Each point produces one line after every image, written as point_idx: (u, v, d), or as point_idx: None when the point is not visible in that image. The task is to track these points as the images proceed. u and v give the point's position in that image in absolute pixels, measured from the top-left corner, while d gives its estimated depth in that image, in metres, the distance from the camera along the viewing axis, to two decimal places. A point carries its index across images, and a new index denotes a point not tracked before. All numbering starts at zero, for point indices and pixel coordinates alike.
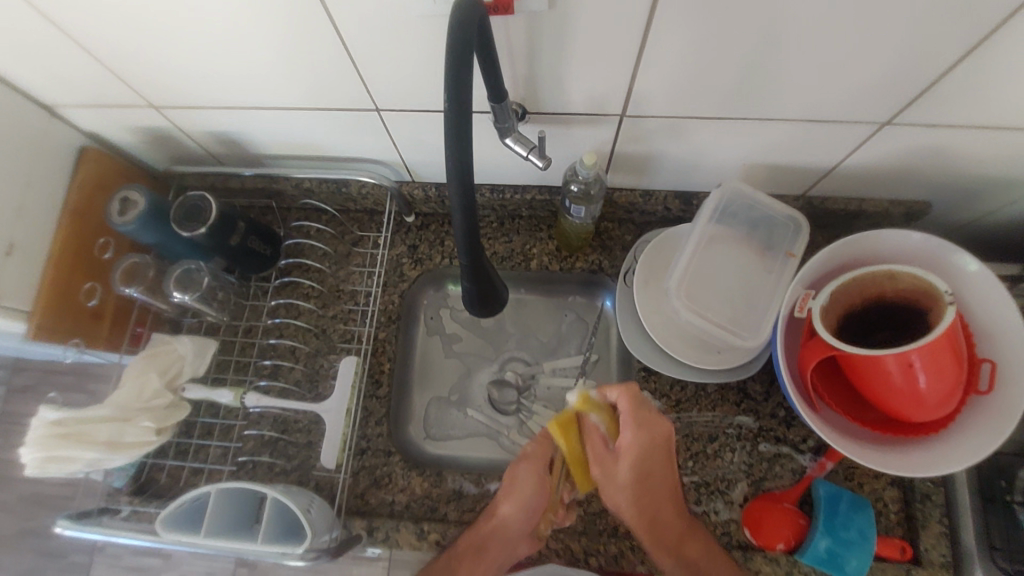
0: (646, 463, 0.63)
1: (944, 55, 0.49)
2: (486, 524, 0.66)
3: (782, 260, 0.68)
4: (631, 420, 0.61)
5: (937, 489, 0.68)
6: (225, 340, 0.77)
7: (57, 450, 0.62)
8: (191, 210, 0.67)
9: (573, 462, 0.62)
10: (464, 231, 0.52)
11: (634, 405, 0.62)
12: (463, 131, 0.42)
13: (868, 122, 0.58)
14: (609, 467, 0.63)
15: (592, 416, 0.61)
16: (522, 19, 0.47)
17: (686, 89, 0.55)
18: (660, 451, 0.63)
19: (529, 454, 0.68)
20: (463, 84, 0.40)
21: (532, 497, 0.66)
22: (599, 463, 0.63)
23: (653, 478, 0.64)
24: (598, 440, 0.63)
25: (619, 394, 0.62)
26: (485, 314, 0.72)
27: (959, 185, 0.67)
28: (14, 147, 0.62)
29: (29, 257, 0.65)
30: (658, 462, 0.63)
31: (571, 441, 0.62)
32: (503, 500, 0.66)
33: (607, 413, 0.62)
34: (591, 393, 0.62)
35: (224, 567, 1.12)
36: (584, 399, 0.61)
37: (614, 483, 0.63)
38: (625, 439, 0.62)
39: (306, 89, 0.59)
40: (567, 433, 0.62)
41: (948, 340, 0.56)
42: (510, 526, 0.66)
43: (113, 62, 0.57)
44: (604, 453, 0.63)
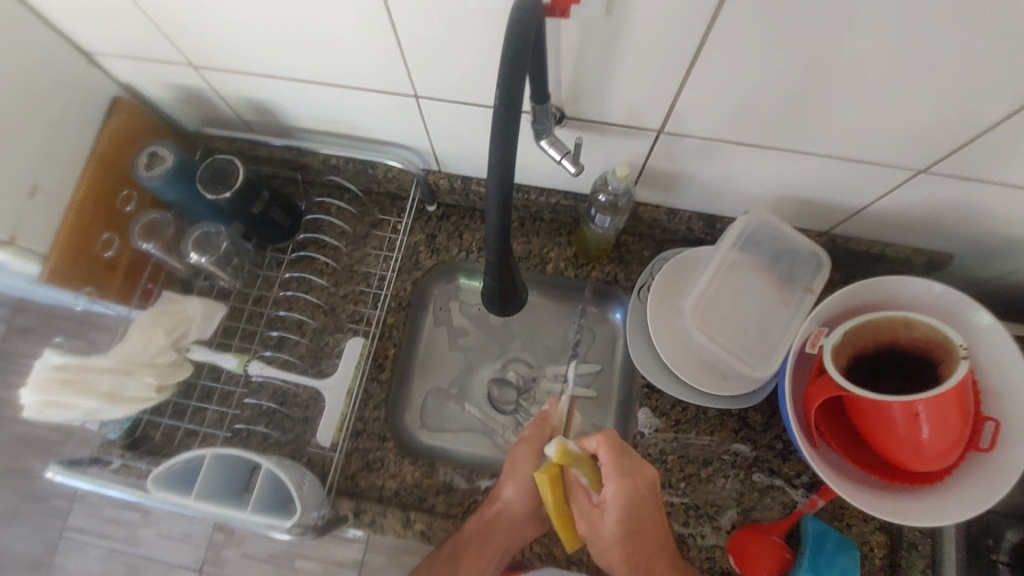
0: (633, 515, 0.62)
1: (991, 111, 0.49)
2: (490, 506, 0.68)
3: (799, 294, 0.67)
4: (614, 471, 0.61)
5: (924, 539, 0.67)
6: (235, 306, 0.77)
7: (57, 395, 0.62)
8: (217, 172, 0.67)
9: (557, 516, 0.61)
10: (495, 230, 0.53)
11: (615, 452, 0.62)
12: (508, 128, 0.42)
13: (904, 167, 0.58)
14: (594, 522, 0.63)
15: (572, 468, 0.62)
16: (577, 23, 0.47)
17: (728, 112, 0.55)
18: (646, 501, 0.62)
19: (528, 436, 0.70)
20: (515, 84, 0.40)
21: (533, 479, 0.67)
22: (581, 519, 0.63)
23: (644, 537, 0.63)
24: (582, 487, 0.63)
25: (598, 443, 0.62)
26: (498, 312, 0.72)
27: (984, 242, 0.67)
28: (49, 89, 0.62)
29: (51, 200, 0.64)
30: (646, 511, 0.62)
31: (557, 495, 0.62)
32: (505, 483, 0.68)
33: (588, 464, 0.62)
34: (569, 444, 0.62)
35: (202, 530, 1.12)
36: (562, 451, 0.61)
37: (601, 541, 0.63)
38: (609, 495, 0.61)
39: (345, 66, 0.59)
40: (551, 487, 0.61)
41: (958, 395, 0.55)
42: (512, 506, 0.68)
43: (159, 16, 0.56)
44: (587, 510, 0.63)
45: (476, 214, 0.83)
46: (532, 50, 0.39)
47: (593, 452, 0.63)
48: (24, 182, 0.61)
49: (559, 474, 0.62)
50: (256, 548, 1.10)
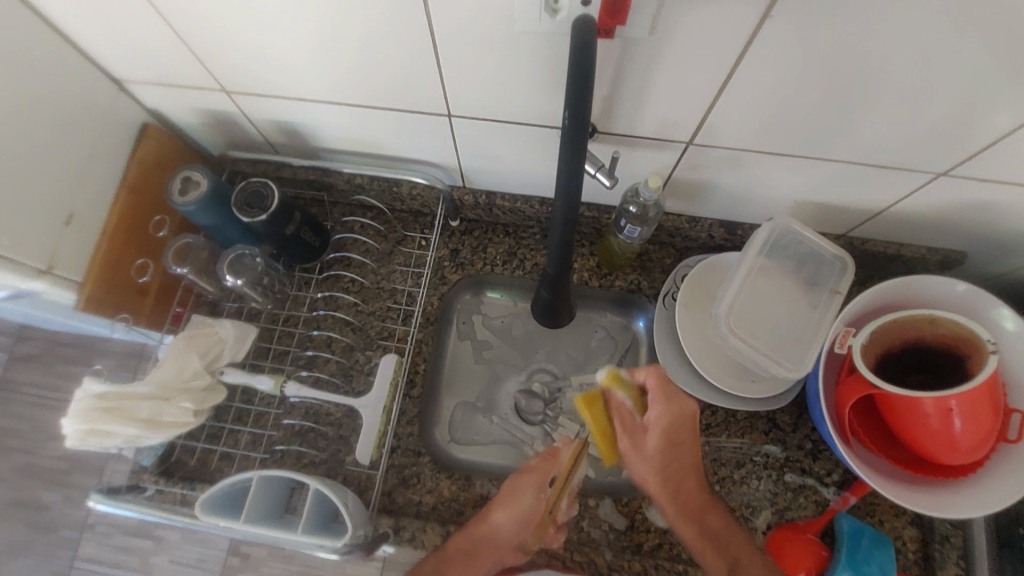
0: (673, 433, 0.65)
1: (1011, 119, 0.51)
2: (482, 527, 0.65)
3: (825, 296, 0.69)
4: (659, 394, 0.65)
5: (955, 530, 0.69)
6: (265, 327, 0.77)
7: (98, 424, 0.62)
8: (252, 196, 0.67)
9: (599, 433, 0.64)
10: (558, 243, 0.57)
11: (662, 377, 0.65)
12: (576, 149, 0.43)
13: (924, 171, 0.60)
14: (636, 438, 0.66)
15: (619, 392, 0.64)
16: (618, 43, 0.48)
17: (757, 124, 0.56)
18: (688, 423, 0.66)
19: (533, 467, 0.68)
20: (580, 108, 0.41)
21: (529, 511, 0.65)
22: (623, 433, 0.65)
23: (681, 460, 0.66)
24: (626, 411, 0.65)
25: (648, 375, 0.65)
26: (541, 319, 0.77)
27: (995, 239, 0.70)
28: (81, 117, 0.62)
29: (85, 227, 0.64)
30: (684, 438, 0.65)
31: (597, 413, 0.64)
32: (499, 511, 0.65)
33: (634, 389, 0.65)
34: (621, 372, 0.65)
35: (217, 554, 1.11)
36: (613, 376, 0.63)
37: (641, 454, 0.65)
38: (654, 414, 0.65)
39: (379, 90, 0.60)
40: (591, 406, 0.64)
41: (988, 388, 0.57)
42: (502, 534, 0.65)
43: (196, 45, 0.57)
44: (631, 427, 0.66)
45: (499, 227, 0.85)
46: (594, 72, 0.40)
47: (642, 383, 0.65)
48: (61, 211, 0.61)
49: (603, 395, 0.65)
50: (274, 571, 1.09)
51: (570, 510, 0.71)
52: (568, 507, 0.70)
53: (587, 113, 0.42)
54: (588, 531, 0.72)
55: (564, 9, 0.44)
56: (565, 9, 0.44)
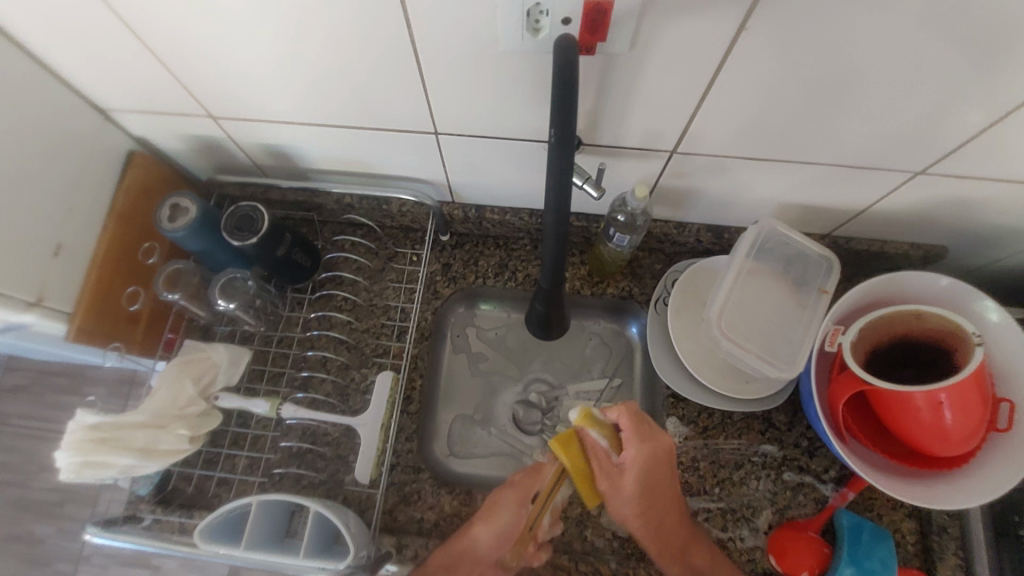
0: (651, 475, 0.64)
1: (982, 118, 0.53)
2: (461, 542, 0.65)
3: (814, 296, 0.70)
4: (635, 435, 0.63)
5: (953, 521, 0.70)
6: (259, 350, 0.77)
7: (94, 455, 0.61)
8: (242, 219, 0.67)
9: (579, 476, 0.63)
10: (552, 258, 0.58)
11: (631, 416, 0.64)
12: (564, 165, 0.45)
13: (902, 171, 0.62)
14: (613, 482, 0.64)
15: (593, 432, 0.63)
16: (599, 58, 0.49)
17: (739, 130, 0.58)
18: (664, 464, 0.65)
19: (517, 481, 0.67)
20: (566, 123, 0.42)
21: (508, 527, 0.65)
22: (602, 476, 0.64)
23: (659, 496, 0.65)
24: (602, 450, 0.64)
25: (619, 412, 0.64)
26: (538, 334, 0.78)
27: (976, 232, 0.71)
28: (67, 148, 0.62)
29: (74, 258, 0.64)
30: (662, 475, 0.65)
31: (574, 457, 0.63)
32: (480, 524, 0.65)
33: (607, 428, 0.64)
34: (593, 411, 0.65)
35: None
36: (586, 415, 0.64)
37: (618, 497, 0.64)
38: (629, 457, 0.63)
39: (364, 111, 0.60)
40: (567, 448, 0.63)
41: (975, 380, 0.59)
42: (479, 549, 0.65)
43: (181, 72, 0.58)
44: (609, 469, 0.64)
45: (489, 240, 0.85)
46: (578, 88, 0.41)
47: (615, 422, 0.65)
48: (49, 243, 0.61)
49: (577, 434, 0.64)
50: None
51: (554, 529, 0.69)
52: (551, 526, 0.68)
53: (573, 128, 0.43)
54: (591, 540, 0.72)
55: (545, 28, 0.45)
56: (546, 28, 0.45)
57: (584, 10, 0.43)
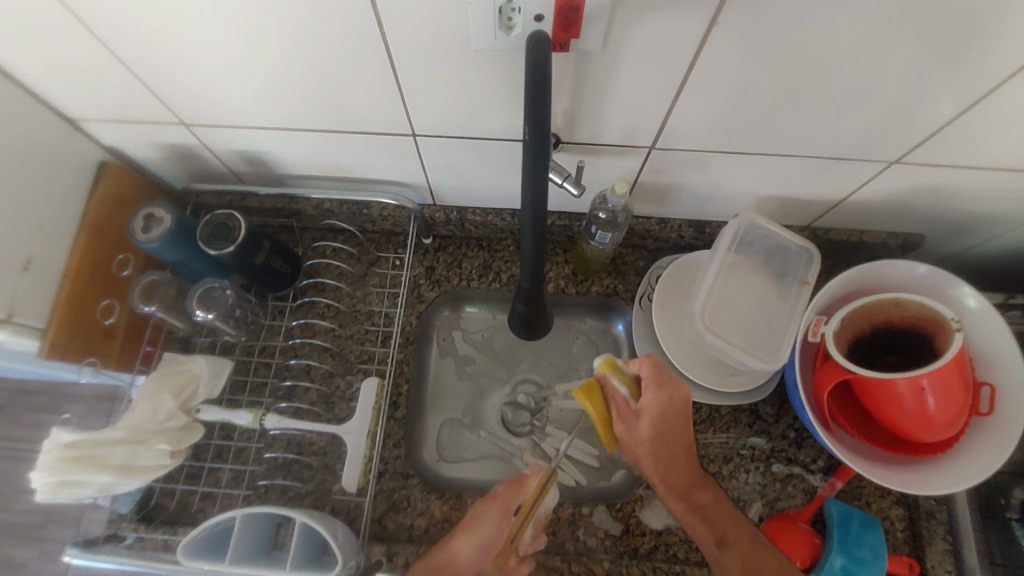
0: (669, 423, 0.63)
1: (954, 106, 0.53)
2: (440, 558, 0.61)
3: (795, 287, 0.70)
4: (652, 382, 0.63)
5: (939, 506, 0.71)
6: (241, 360, 0.76)
7: (70, 474, 0.60)
8: (218, 228, 0.66)
9: (602, 422, 0.66)
10: (530, 256, 0.57)
11: (651, 364, 0.64)
12: (539, 165, 0.44)
13: (878, 160, 0.63)
14: (630, 424, 0.64)
15: (615, 379, 0.64)
16: (574, 56, 0.49)
17: (717, 123, 0.58)
18: (679, 413, 0.64)
19: (498, 493, 0.64)
20: (540, 126, 0.41)
21: (491, 540, 0.62)
22: (620, 421, 0.65)
23: (675, 448, 0.64)
24: (620, 398, 0.65)
25: (641, 363, 0.64)
26: (526, 334, 0.77)
27: (952, 219, 0.72)
28: (35, 159, 0.61)
29: (45, 272, 0.62)
30: (679, 424, 0.64)
31: (596, 403, 0.66)
32: (460, 537, 0.61)
33: (628, 377, 0.65)
34: (617, 360, 0.65)
35: None
36: (609, 364, 0.64)
37: (632, 441, 0.64)
38: (648, 403, 0.63)
39: (338, 114, 0.59)
40: (590, 395, 0.66)
41: (955, 365, 0.60)
42: (459, 566, 0.60)
43: (151, 78, 0.56)
44: (626, 413, 0.65)
45: (472, 241, 0.84)
46: (552, 86, 0.40)
47: (637, 372, 0.65)
48: (18, 258, 0.59)
49: (598, 382, 0.67)
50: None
51: (537, 541, 0.67)
52: (534, 539, 0.67)
53: (548, 128, 0.42)
54: (584, 540, 0.72)
55: (517, 26, 0.45)
56: (519, 26, 0.45)
57: (555, 7, 0.43)
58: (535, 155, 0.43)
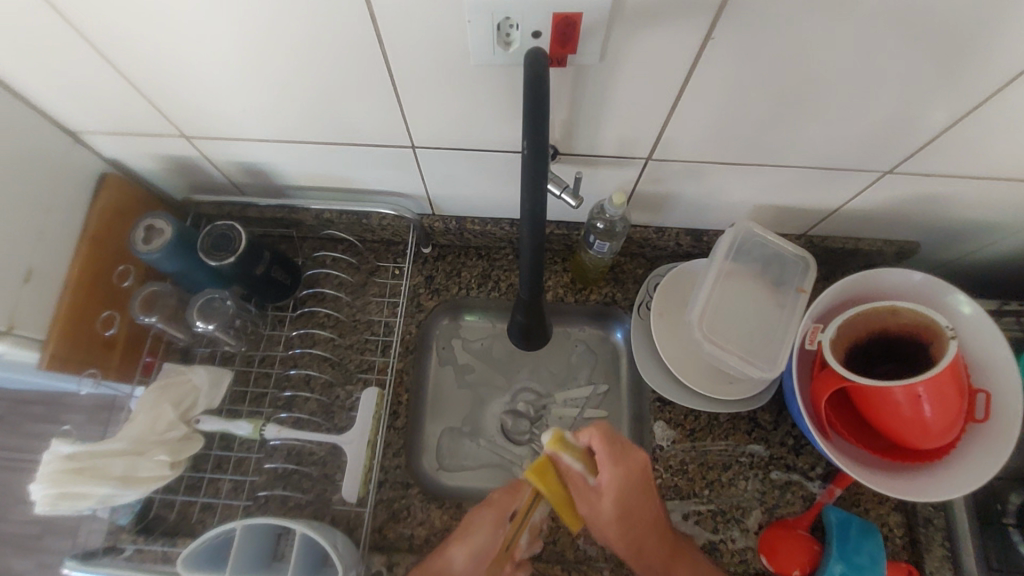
0: (626, 495, 0.62)
1: (945, 117, 0.54)
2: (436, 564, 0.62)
3: (793, 295, 0.70)
4: (608, 459, 0.60)
5: (938, 512, 0.71)
6: (241, 370, 0.76)
7: (69, 486, 0.59)
8: (218, 239, 0.66)
9: (557, 502, 0.60)
10: (529, 266, 0.57)
11: (597, 434, 0.60)
12: (537, 178, 0.44)
13: (872, 170, 0.63)
14: (590, 503, 0.62)
15: (568, 457, 0.56)
16: (572, 70, 0.50)
17: (713, 134, 0.58)
18: (635, 487, 0.62)
19: (494, 499, 0.64)
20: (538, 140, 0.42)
21: (485, 548, 0.62)
22: (582, 500, 0.62)
23: (639, 525, 0.64)
24: (577, 475, 0.60)
25: (592, 435, 0.60)
26: (527, 344, 0.78)
27: (946, 227, 0.73)
28: (37, 171, 0.61)
29: (46, 283, 0.63)
30: (637, 498, 0.63)
31: (551, 483, 0.59)
32: (456, 544, 0.63)
33: (579, 451, 0.58)
34: (564, 433, 0.57)
35: None
36: (557, 440, 0.56)
37: (598, 520, 0.63)
38: (605, 482, 0.60)
39: (337, 127, 0.60)
40: (545, 479, 0.58)
41: (951, 372, 0.60)
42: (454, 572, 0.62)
43: (152, 92, 0.57)
44: (586, 492, 0.61)
45: (471, 251, 0.85)
46: (550, 99, 0.40)
47: (587, 444, 0.60)
48: (19, 269, 0.60)
49: (551, 460, 0.59)
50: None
51: (533, 547, 0.68)
52: (528, 545, 0.68)
53: (547, 141, 0.43)
54: (584, 548, 0.72)
55: (515, 41, 0.46)
56: (517, 41, 0.46)
57: (553, 22, 0.44)
58: (533, 169, 0.44)
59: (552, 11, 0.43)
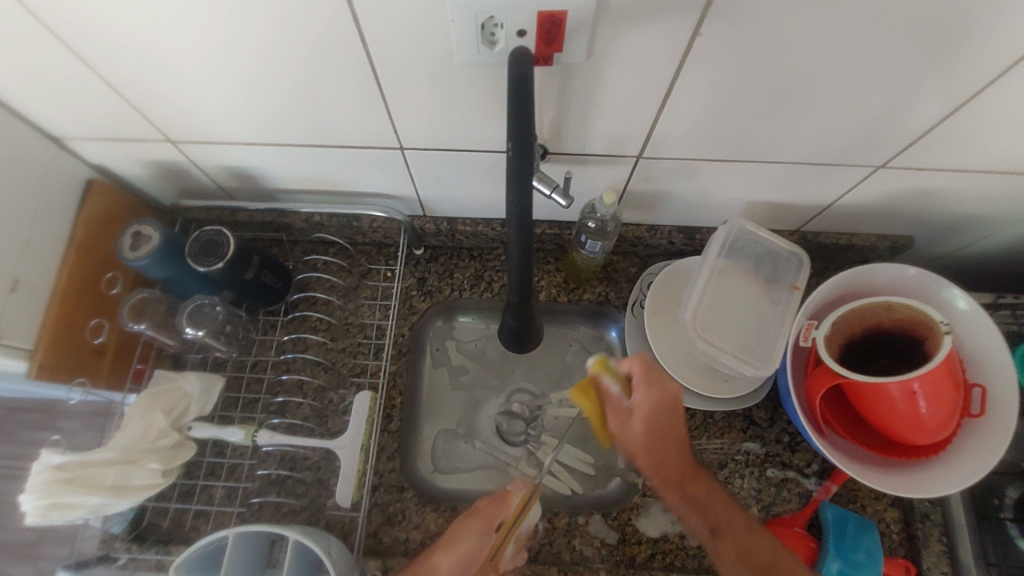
0: (658, 424, 0.63)
1: (936, 110, 0.54)
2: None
3: (786, 292, 0.70)
4: (642, 380, 0.63)
5: (934, 508, 0.71)
6: (233, 376, 0.75)
7: (61, 496, 0.59)
8: (208, 244, 0.65)
9: (596, 417, 0.66)
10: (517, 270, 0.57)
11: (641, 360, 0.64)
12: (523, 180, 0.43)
13: (863, 165, 0.63)
14: (624, 426, 0.65)
15: (608, 378, 0.65)
16: (559, 69, 0.49)
17: (704, 132, 0.58)
18: (668, 412, 0.63)
19: (480, 509, 0.63)
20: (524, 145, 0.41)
21: (472, 555, 0.61)
22: (614, 417, 0.66)
23: (666, 444, 0.63)
24: (615, 397, 0.65)
25: (632, 361, 0.64)
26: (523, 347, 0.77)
27: (939, 221, 0.73)
28: (21, 179, 0.61)
29: (33, 292, 0.62)
30: (671, 425, 0.63)
31: (593, 401, 0.66)
32: (440, 553, 0.60)
33: (620, 375, 0.65)
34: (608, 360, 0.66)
35: None
36: (600, 362, 0.65)
37: (630, 442, 0.65)
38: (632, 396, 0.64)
39: (324, 129, 0.59)
40: (587, 393, 0.66)
41: (945, 368, 0.60)
42: None
43: (136, 96, 0.56)
44: (620, 411, 0.65)
45: (463, 252, 0.85)
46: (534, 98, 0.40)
47: (627, 372, 0.65)
48: (5, 279, 0.59)
49: (594, 382, 0.66)
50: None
51: (517, 557, 0.66)
52: (513, 556, 0.66)
53: (533, 143, 0.42)
54: (580, 549, 0.72)
55: (501, 41, 0.45)
56: (502, 40, 0.45)
57: (538, 21, 0.44)
58: (519, 171, 0.43)
59: (536, 9, 0.43)
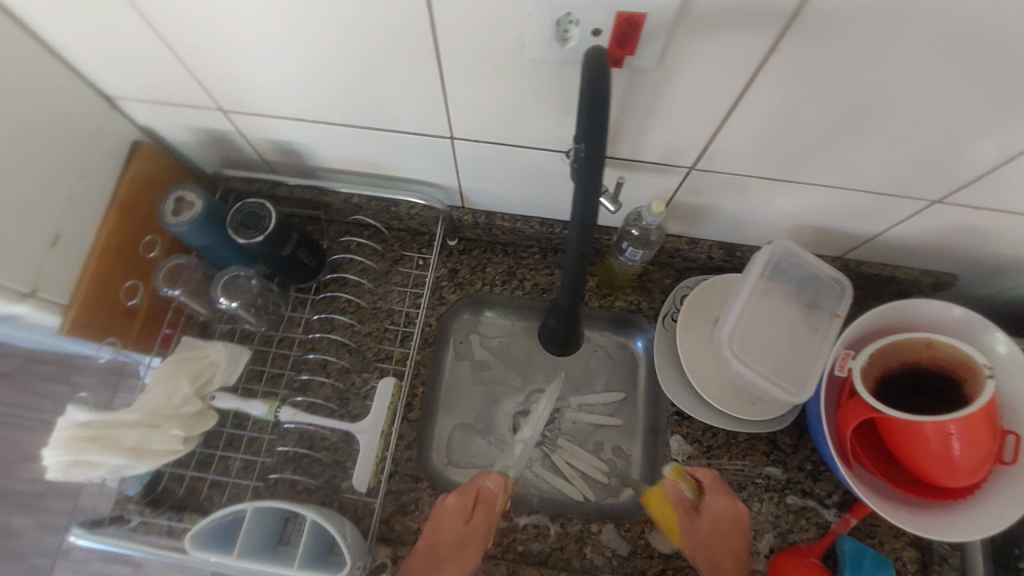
0: (722, 530, 0.67)
1: (1007, 151, 0.52)
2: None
3: (826, 319, 0.68)
4: (714, 490, 0.69)
5: (954, 551, 0.70)
6: (259, 349, 0.75)
7: (83, 454, 0.59)
8: (248, 216, 0.65)
9: (665, 520, 0.68)
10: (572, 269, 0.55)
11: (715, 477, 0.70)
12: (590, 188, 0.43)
13: (920, 198, 0.61)
14: (693, 529, 0.67)
15: (682, 485, 0.69)
16: (627, 72, 0.48)
17: (762, 149, 0.57)
18: (733, 530, 0.67)
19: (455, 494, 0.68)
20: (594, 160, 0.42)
21: (443, 535, 0.65)
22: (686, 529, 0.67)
23: (727, 555, 0.66)
24: (687, 506, 0.68)
25: (704, 473, 0.70)
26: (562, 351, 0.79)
27: (989, 262, 0.71)
28: (73, 137, 0.61)
29: (73, 248, 0.62)
30: (736, 518, 0.68)
31: (662, 504, 0.69)
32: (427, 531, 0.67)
33: (692, 484, 0.70)
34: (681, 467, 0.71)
35: None
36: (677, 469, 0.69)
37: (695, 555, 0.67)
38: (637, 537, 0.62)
39: (376, 111, 0.59)
40: (658, 497, 0.69)
41: (985, 415, 0.58)
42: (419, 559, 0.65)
43: (193, 63, 0.56)
44: (689, 519, 0.68)
45: (497, 247, 0.84)
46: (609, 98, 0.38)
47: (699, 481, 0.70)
48: (47, 232, 0.59)
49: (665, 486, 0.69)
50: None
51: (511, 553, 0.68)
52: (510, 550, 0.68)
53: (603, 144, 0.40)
54: (591, 557, 0.71)
55: (574, 38, 0.44)
56: (575, 38, 0.44)
57: (615, 22, 0.42)
58: (586, 177, 0.42)
59: (616, 10, 0.41)
